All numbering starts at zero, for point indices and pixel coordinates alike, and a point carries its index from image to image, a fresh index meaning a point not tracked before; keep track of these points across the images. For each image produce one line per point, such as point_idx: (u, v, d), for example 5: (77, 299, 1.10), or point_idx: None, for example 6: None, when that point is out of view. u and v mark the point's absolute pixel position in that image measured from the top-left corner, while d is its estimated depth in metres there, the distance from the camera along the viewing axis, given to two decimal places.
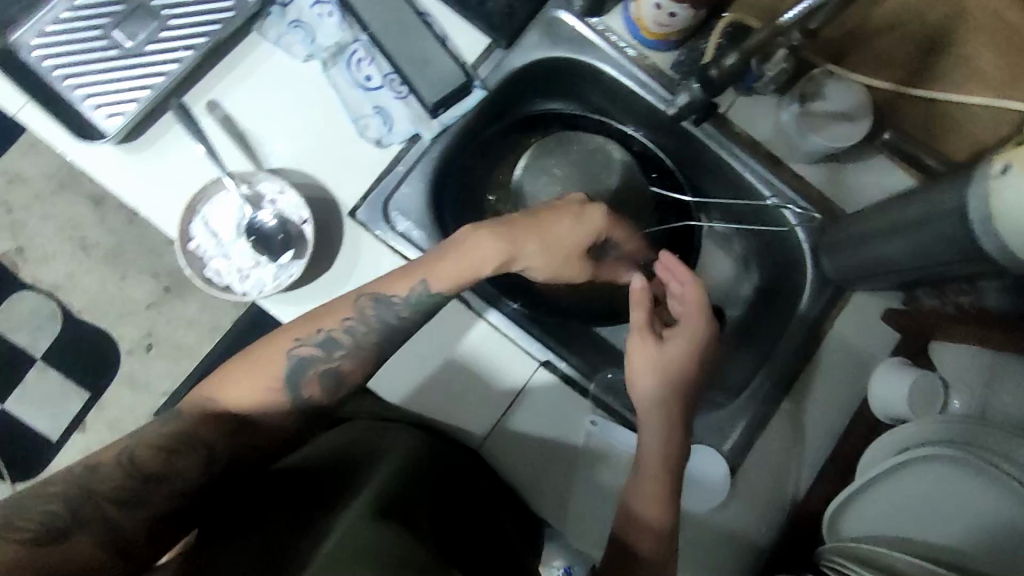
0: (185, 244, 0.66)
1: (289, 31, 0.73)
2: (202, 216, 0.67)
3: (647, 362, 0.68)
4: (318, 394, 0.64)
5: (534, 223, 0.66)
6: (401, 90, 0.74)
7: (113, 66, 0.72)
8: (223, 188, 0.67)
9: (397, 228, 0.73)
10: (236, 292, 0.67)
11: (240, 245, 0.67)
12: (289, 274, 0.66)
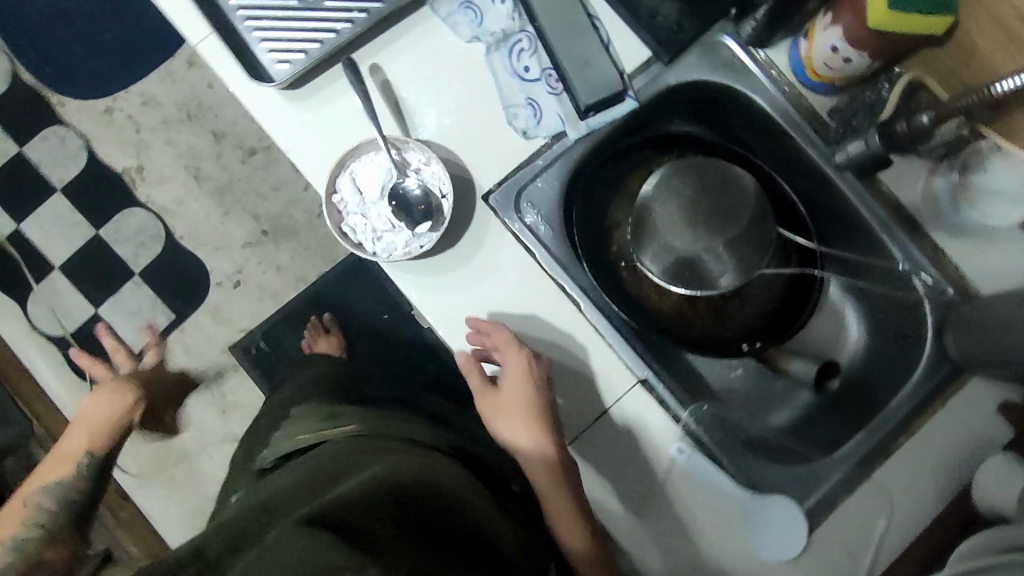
0: (330, 196, 0.70)
1: (460, 11, 0.74)
2: (349, 171, 0.70)
3: (510, 430, 0.72)
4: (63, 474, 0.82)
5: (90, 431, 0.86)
6: (556, 86, 0.74)
7: (291, 16, 0.75)
8: (374, 149, 0.71)
9: (526, 219, 0.74)
10: (366, 250, 0.71)
11: (377, 206, 0.71)
12: (420, 243, 0.70)
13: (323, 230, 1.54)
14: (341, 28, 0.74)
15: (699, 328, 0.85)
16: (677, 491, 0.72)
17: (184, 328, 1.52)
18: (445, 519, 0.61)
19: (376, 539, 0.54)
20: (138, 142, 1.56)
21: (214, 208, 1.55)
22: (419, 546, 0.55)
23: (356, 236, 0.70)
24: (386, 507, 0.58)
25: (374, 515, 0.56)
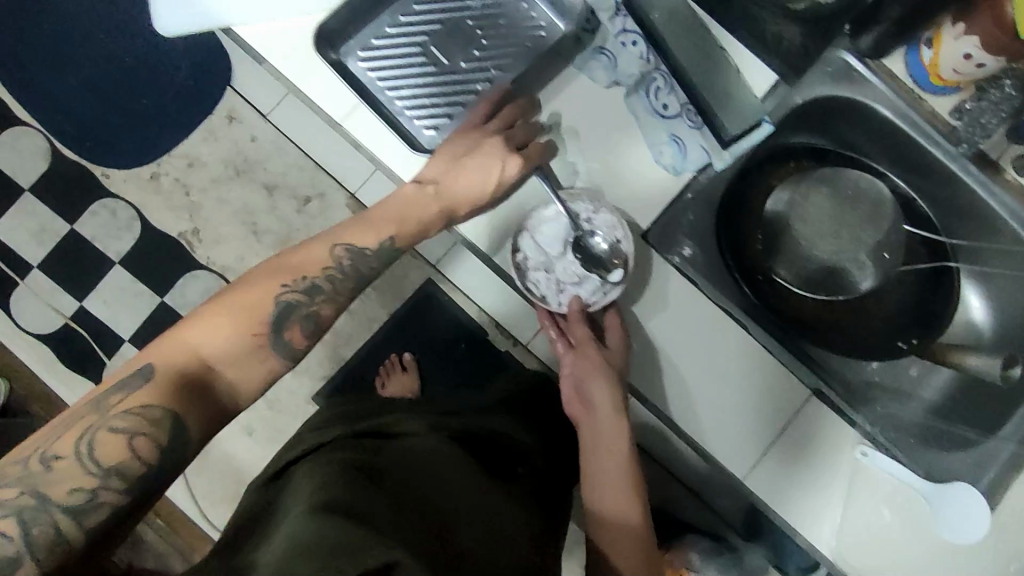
0: (514, 256, 0.76)
1: (594, 57, 0.77)
2: (528, 233, 0.77)
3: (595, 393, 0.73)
4: (298, 340, 0.59)
5: (447, 176, 0.71)
6: (696, 119, 0.77)
7: (431, 81, 0.76)
8: (548, 207, 0.77)
9: (685, 253, 0.77)
10: (550, 302, 0.77)
11: (559, 260, 0.77)
12: (606, 287, 0.76)
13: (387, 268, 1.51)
14: (481, 88, 0.76)
15: (846, 332, 0.85)
16: (868, 489, 0.77)
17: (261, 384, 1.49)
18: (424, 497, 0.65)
19: (381, 522, 0.58)
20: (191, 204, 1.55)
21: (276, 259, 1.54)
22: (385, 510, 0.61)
23: (545, 292, 0.77)
24: (377, 493, 0.63)
25: (395, 516, 0.60)
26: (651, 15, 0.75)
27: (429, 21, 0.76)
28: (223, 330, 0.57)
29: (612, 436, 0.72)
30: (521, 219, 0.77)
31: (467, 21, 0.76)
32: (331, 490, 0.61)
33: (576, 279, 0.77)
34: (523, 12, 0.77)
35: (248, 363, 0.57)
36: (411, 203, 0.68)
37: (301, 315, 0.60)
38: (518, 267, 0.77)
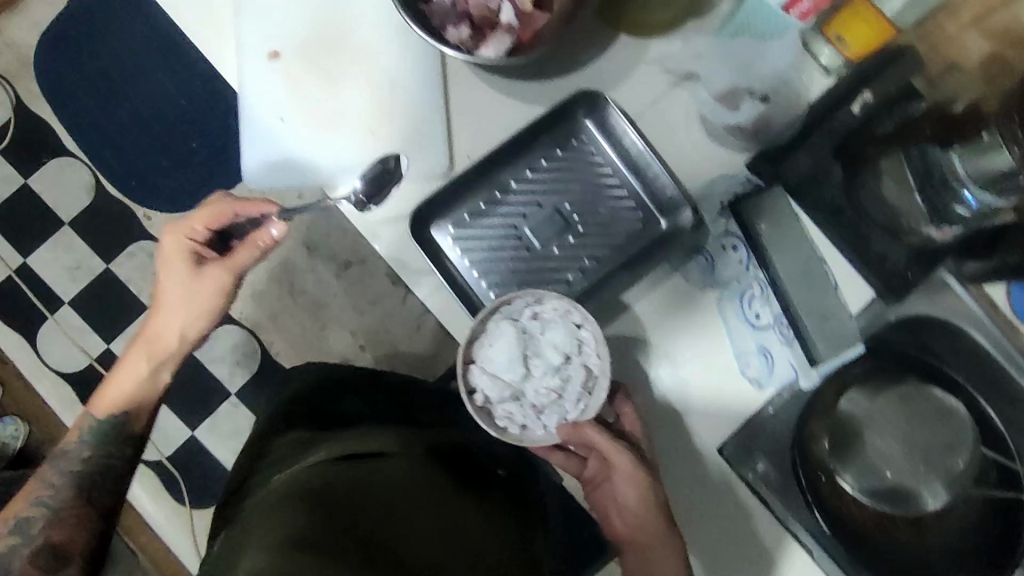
0: (473, 400, 0.67)
1: (691, 256, 0.74)
2: (485, 370, 0.68)
3: (635, 510, 0.68)
4: (54, 535, 0.71)
5: (145, 342, 0.76)
6: (787, 333, 0.74)
7: (521, 266, 0.72)
8: (501, 318, 0.68)
9: (758, 471, 0.75)
10: (538, 432, 0.68)
11: (529, 382, 0.68)
12: (587, 383, 0.68)
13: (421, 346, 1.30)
14: (572, 279, 0.72)
15: (916, 560, 0.80)
16: None
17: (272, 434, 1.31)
18: (416, 484, 0.65)
19: (358, 512, 0.58)
20: None
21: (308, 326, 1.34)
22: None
23: (529, 424, 0.68)
24: (370, 471, 0.65)
25: (369, 507, 0.59)
26: (758, 226, 0.72)
27: (525, 202, 0.72)
28: (30, 500, 0.73)
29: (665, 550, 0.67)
30: (467, 355, 0.68)
31: (565, 205, 0.73)
32: (324, 467, 0.65)
33: (554, 397, 0.68)
34: (624, 202, 0.74)
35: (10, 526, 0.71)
36: (120, 383, 0.76)
37: (51, 525, 0.71)
38: (489, 411, 0.68)
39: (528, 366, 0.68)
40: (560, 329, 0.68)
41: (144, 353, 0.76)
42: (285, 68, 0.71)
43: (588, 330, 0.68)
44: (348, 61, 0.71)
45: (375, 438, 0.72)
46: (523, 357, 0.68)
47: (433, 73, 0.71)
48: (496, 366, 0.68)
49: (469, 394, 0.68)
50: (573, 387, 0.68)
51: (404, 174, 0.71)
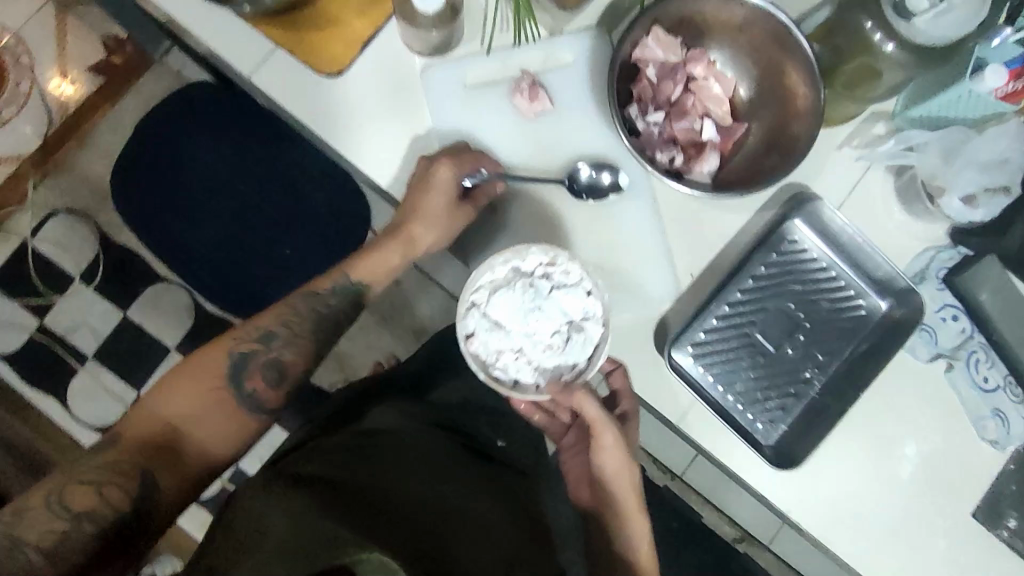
0: (467, 339, 0.68)
1: (916, 334, 0.75)
2: (485, 314, 0.68)
3: (618, 483, 0.77)
4: (260, 388, 0.70)
5: (399, 236, 0.76)
6: (1017, 392, 0.76)
7: (761, 371, 0.75)
8: (496, 274, 0.69)
9: (1009, 528, 0.75)
10: (524, 386, 0.69)
11: (524, 332, 0.68)
12: (594, 351, 0.68)
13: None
14: (812, 376, 0.75)
15: None
16: None
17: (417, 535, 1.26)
18: (415, 464, 0.67)
19: (375, 497, 0.59)
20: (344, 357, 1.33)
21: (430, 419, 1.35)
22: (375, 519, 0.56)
23: (520, 375, 0.69)
24: (367, 457, 0.65)
25: (393, 493, 0.60)
26: (979, 295, 0.75)
27: (753, 308, 0.75)
28: (223, 363, 0.70)
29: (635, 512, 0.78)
30: (471, 297, 0.69)
31: (791, 305, 0.75)
32: (323, 460, 0.65)
33: (548, 351, 0.68)
34: (844, 293, 0.76)
35: (190, 387, 0.68)
36: (375, 257, 0.77)
37: (285, 347, 0.71)
38: (482, 354, 0.68)
39: (527, 314, 0.68)
40: (574, 292, 0.68)
41: (368, 266, 0.76)
42: (506, 227, 0.75)
43: (595, 300, 0.69)
44: (567, 206, 0.73)
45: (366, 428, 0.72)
46: (519, 304, 0.68)
47: (650, 203, 0.74)
48: (491, 309, 0.68)
49: (466, 336, 0.68)
50: (570, 348, 0.68)
51: (640, 304, 0.73)
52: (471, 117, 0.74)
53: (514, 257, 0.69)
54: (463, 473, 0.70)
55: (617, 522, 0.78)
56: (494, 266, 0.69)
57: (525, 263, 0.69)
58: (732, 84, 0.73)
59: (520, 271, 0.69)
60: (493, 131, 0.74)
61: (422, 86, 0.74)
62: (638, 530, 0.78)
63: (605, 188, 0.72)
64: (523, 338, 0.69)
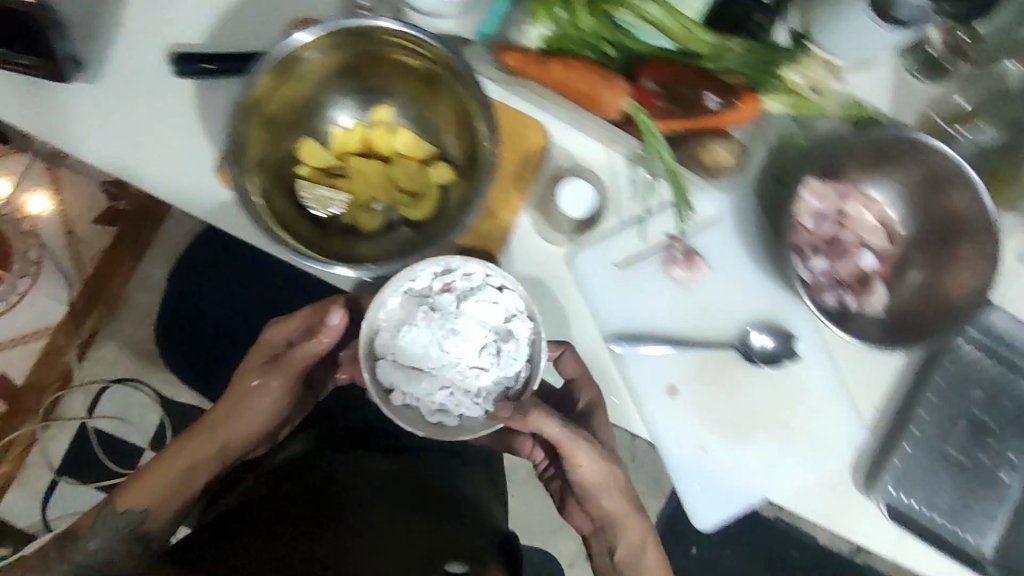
0: (387, 393, 0.62)
1: None
2: (400, 359, 0.63)
3: (607, 499, 0.73)
4: None
5: (232, 401, 0.71)
6: None
7: (964, 484, 0.73)
8: (397, 307, 0.62)
9: None
10: (468, 419, 0.63)
11: (447, 365, 0.63)
12: (531, 352, 0.63)
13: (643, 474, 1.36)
14: (1009, 477, 0.74)
15: None
16: None
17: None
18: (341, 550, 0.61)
19: None
20: None
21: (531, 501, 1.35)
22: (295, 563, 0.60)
23: (465, 407, 0.63)
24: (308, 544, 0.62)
25: None
26: None
27: (943, 424, 0.73)
28: None
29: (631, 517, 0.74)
30: (376, 349, 0.63)
31: (976, 410, 0.73)
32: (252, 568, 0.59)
33: (481, 375, 0.63)
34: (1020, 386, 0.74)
35: None
36: (192, 449, 0.70)
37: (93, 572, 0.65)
38: (414, 404, 0.63)
39: (440, 339, 0.62)
40: (482, 298, 0.62)
41: (221, 436, 0.70)
42: (687, 402, 0.70)
43: (511, 292, 0.63)
44: (742, 368, 0.70)
45: (304, 487, 0.71)
46: (423, 330, 0.62)
47: (819, 347, 0.71)
48: (400, 351, 0.63)
49: (386, 390, 0.63)
50: (503, 357, 0.63)
51: (836, 453, 0.71)
52: (628, 296, 0.70)
53: (405, 280, 0.61)
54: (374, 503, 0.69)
55: (617, 533, 0.74)
56: (388, 288, 0.62)
57: (427, 279, 0.63)
58: (879, 209, 0.72)
59: (417, 292, 0.63)
60: (652, 305, 0.70)
61: (574, 273, 0.69)
62: (640, 537, 0.75)
63: (781, 357, 0.70)
64: (445, 368, 0.63)
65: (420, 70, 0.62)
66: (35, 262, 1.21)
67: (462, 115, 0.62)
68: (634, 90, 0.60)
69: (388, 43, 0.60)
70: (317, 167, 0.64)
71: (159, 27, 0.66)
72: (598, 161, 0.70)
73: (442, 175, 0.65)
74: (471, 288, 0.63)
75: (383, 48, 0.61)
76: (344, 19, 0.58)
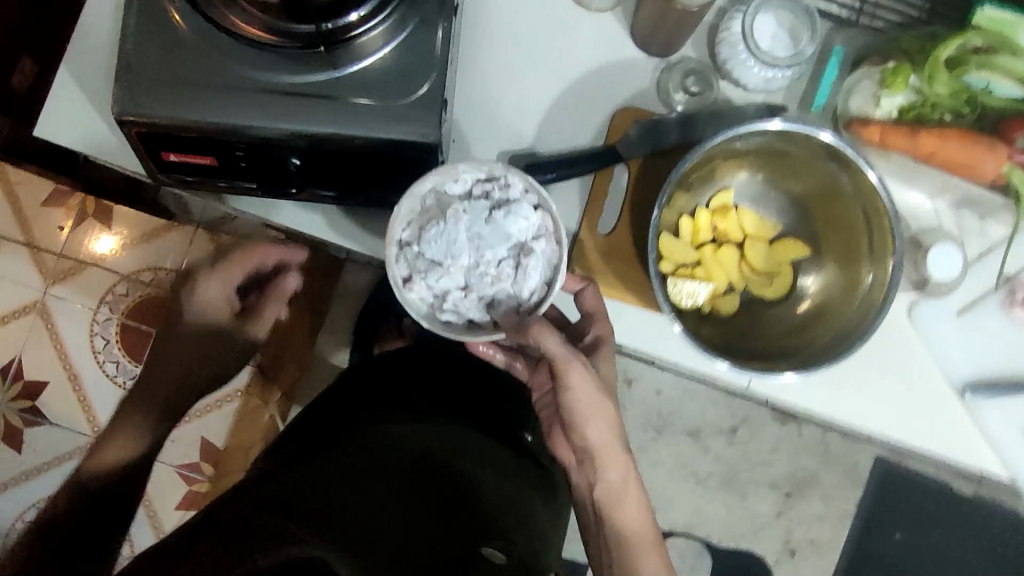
0: (402, 280, 0.58)
1: None
2: (421, 253, 0.58)
3: (595, 427, 0.60)
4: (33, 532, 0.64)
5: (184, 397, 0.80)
6: None
7: None
8: (425, 200, 0.58)
9: None
10: (480, 324, 0.59)
11: (465, 266, 0.58)
12: (550, 272, 0.58)
13: (840, 462, 1.28)
14: None
15: None
16: None
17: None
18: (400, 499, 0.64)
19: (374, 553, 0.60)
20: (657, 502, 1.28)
21: (732, 499, 1.28)
22: (233, 487, 0.64)
23: (474, 314, 0.59)
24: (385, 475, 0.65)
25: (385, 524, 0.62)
26: None
27: None
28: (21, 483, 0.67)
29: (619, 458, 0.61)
30: (399, 236, 0.58)
31: None
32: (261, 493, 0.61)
33: (495, 282, 0.58)
34: None
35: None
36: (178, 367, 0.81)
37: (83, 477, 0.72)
38: (425, 298, 0.58)
39: (457, 234, 0.57)
40: (516, 211, 0.58)
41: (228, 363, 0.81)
42: None
43: (544, 213, 0.59)
44: None
45: (366, 417, 0.70)
46: (439, 221, 0.58)
47: None
48: (412, 240, 0.58)
49: (402, 280, 0.58)
50: (526, 271, 0.58)
51: None
52: (971, 343, 0.70)
53: (437, 175, 0.58)
54: (399, 435, 0.69)
55: (600, 470, 0.61)
56: (423, 179, 0.57)
57: (451, 180, 0.58)
58: None
59: (443, 195, 0.59)
60: (993, 348, 0.71)
61: (919, 329, 0.69)
62: (623, 478, 0.61)
63: None
64: (456, 264, 0.58)
65: (801, 159, 0.62)
66: None
67: (836, 197, 0.63)
68: (1011, 154, 0.62)
69: (800, 141, 0.60)
70: (676, 261, 0.64)
71: (483, 142, 0.68)
72: (926, 213, 0.69)
73: (797, 250, 0.66)
74: (507, 195, 0.58)
75: (776, 141, 0.62)
76: (770, 123, 0.58)
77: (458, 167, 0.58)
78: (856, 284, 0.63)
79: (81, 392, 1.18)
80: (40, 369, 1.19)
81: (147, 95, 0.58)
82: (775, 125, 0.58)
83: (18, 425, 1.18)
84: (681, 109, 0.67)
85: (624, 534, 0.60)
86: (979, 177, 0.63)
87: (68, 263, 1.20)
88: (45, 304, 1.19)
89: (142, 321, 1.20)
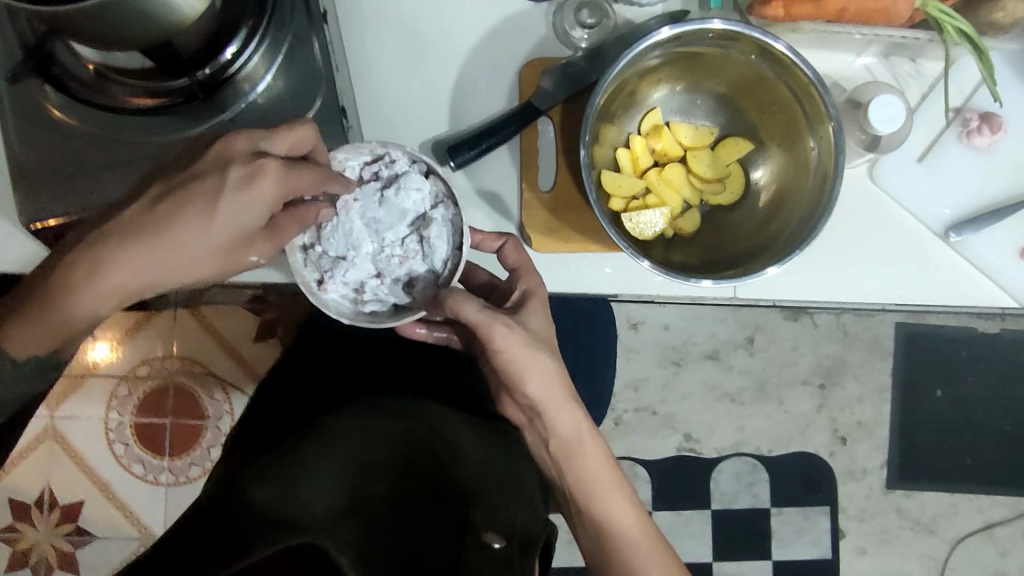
0: (311, 283, 0.59)
1: None
2: (324, 252, 0.59)
3: (535, 381, 0.57)
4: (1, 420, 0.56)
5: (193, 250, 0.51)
6: None
7: None
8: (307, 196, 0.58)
9: None
10: (404, 306, 0.60)
11: (371, 252, 0.59)
12: (456, 237, 0.60)
13: (860, 341, 1.27)
14: None
15: None
16: None
17: (845, 512, 1.27)
18: (390, 487, 0.61)
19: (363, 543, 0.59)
20: (699, 432, 1.27)
21: (770, 407, 1.28)
22: (215, 487, 0.60)
23: (396, 296, 0.60)
24: (373, 464, 0.61)
25: (378, 518, 0.60)
26: None
27: None
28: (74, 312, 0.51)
29: (566, 407, 0.58)
30: (299, 241, 0.59)
31: None
32: (250, 489, 0.58)
33: (405, 261, 0.60)
34: None
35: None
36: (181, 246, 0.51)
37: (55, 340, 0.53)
38: (343, 293, 0.59)
39: (354, 224, 0.59)
40: (406, 183, 0.59)
41: (180, 259, 0.51)
42: None
43: (435, 179, 0.60)
44: None
45: (340, 405, 0.66)
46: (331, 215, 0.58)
47: None
48: (310, 242, 0.59)
49: (315, 284, 0.59)
50: (430, 241, 0.59)
51: None
52: (943, 184, 0.69)
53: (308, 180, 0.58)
54: (377, 417, 0.64)
55: (552, 423, 0.58)
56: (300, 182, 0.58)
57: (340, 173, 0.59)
58: None
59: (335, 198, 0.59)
60: (967, 183, 0.69)
61: (883, 185, 0.68)
62: (578, 425, 0.59)
63: None
64: (360, 252, 0.59)
65: (716, 58, 0.61)
66: (224, 400, 1.21)
67: (760, 82, 0.61)
68: None
69: (700, 41, 0.59)
70: (625, 197, 0.63)
71: (405, 137, 0.67)
72: (857, 72, 0.68)
73: (741, 146, 0.64)
74: (393, 172, 0.60)
75: (682, 46, 0.60)
76: (676, 27, 0.56)
77: (335, 154, 0.59)
78: (800, 160, 0.62)
79: (119, 501, 1.18)
80: (72, 491, 1.18)
81: (62, 195, 0.57)
82: (668, 33, 0.56)
83: (70, 549, 1.19)
84: (586, 45, 0.66)
85: (583, 474, 0.58)
86: (891, 21, 0.61)
87: (62, 383, 1.19)
88: (57, 428, 1.18)
89: (152, 415, 1.20)
